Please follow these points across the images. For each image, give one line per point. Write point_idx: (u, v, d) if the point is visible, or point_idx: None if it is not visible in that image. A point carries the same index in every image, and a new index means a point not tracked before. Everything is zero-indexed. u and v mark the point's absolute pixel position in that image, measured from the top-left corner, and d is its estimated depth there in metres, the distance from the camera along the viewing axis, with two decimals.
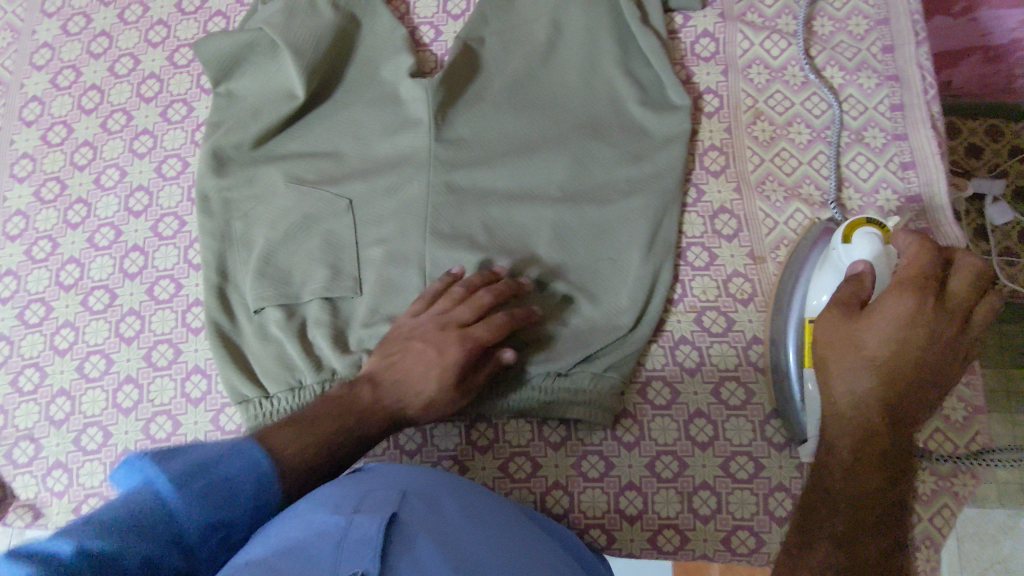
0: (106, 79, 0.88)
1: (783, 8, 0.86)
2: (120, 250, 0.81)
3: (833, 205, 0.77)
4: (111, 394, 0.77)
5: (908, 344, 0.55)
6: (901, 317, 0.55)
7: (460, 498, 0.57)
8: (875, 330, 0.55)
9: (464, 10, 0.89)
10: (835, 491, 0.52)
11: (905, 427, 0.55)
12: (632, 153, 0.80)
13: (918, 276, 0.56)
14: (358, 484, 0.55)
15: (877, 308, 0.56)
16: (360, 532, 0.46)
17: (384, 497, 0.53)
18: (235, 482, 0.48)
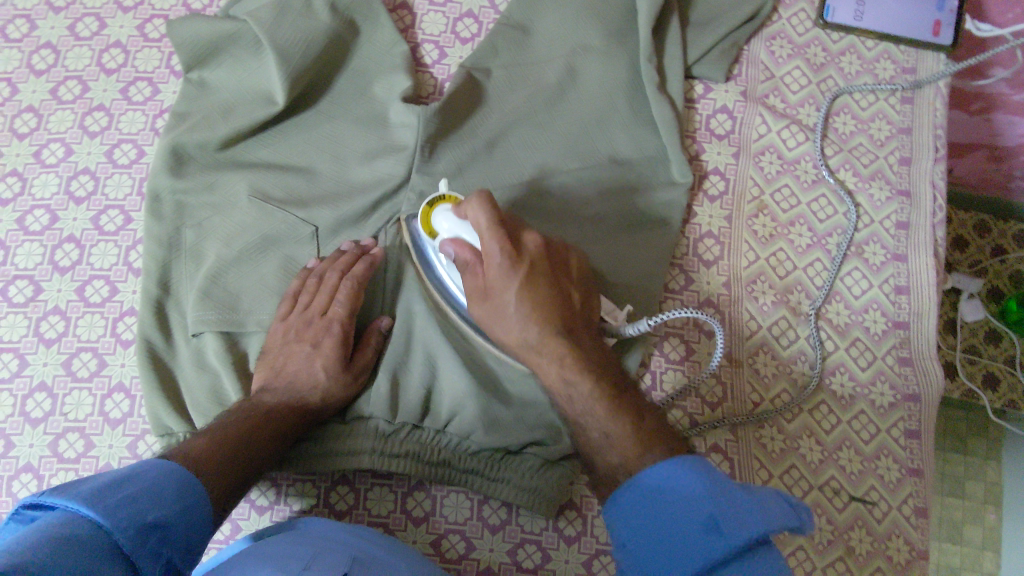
0: (64, 38, 0.78)
1: (808, 95, 0.81)
2: (52, 239, 0.73)
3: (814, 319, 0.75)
4: (21, 399, 0.70)
5: (535, 267, 0.60)
6: (504, 294, 0.59)
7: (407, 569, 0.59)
8: (511, 298, 0.59)
9: (474, 34, 0.81)
10: (605, 415, 0.56)
11: (607, 362, 0.60)
12: (624, 224, 0.75)
13: (483, 228, 0.60)
14: (307, 550, 0.56)
15: (491, 278, 0.60)
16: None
17: (332, 561, 0.55)
18: (155, 517, 0.48)
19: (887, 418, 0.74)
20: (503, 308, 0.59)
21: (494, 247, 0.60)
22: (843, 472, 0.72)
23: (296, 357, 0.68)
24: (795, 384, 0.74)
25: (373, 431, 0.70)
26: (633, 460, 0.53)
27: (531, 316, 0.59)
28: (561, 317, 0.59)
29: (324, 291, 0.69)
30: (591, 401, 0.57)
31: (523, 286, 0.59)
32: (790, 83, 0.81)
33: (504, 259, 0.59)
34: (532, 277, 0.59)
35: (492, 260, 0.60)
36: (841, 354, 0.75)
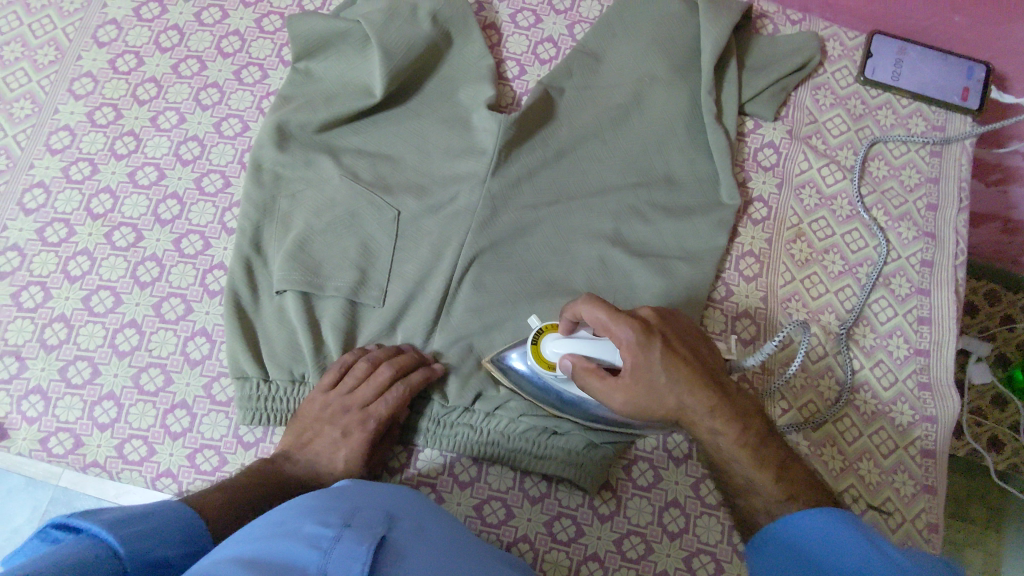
0: (190, 23, 0.88)
1: (847, 140, 0.89)
2: (158, 194, 0.81)
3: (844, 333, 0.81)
4: (111, 333, 0.76)
5: (669, 341, 0.59)
6: (642, 371, 0.59)
7: (443, 533, 0.57)
8: (657, 374, 0.58)
9: (552, 57, 0.90)
10: (750, 460, 0.58)
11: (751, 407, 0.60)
12: (672, 237, 0.84)
13: (605, 320, 0.60)
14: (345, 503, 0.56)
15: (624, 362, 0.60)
16: (353, 541, 0.47)
17: (368, 515, 0.54)
18: (163, 555, 0.51)
19: (905, 436, 0.79)
20: (650, 383, 0.58)
21: (625, 333, 0.58)
22: (861, 481, 0.77)
23: (322, 437, 0.72)
24: (821, 396, 0.80)
25: (429, 412, 0.77)
26: (775, 502, 0.57)
27: (687, 382, 0.58)
28: (706, 379, 0.58)
29: (371, 385, 0.72)
30: (740, 447, 0.58)
31: (666, 360, 0.58)
32: (831, 128, 0.90)
33: (636, 341, 0.58)
34: (667, 344, 0.59)
35: (626, 345, 0.59)
36: (864, 374, 0.81)
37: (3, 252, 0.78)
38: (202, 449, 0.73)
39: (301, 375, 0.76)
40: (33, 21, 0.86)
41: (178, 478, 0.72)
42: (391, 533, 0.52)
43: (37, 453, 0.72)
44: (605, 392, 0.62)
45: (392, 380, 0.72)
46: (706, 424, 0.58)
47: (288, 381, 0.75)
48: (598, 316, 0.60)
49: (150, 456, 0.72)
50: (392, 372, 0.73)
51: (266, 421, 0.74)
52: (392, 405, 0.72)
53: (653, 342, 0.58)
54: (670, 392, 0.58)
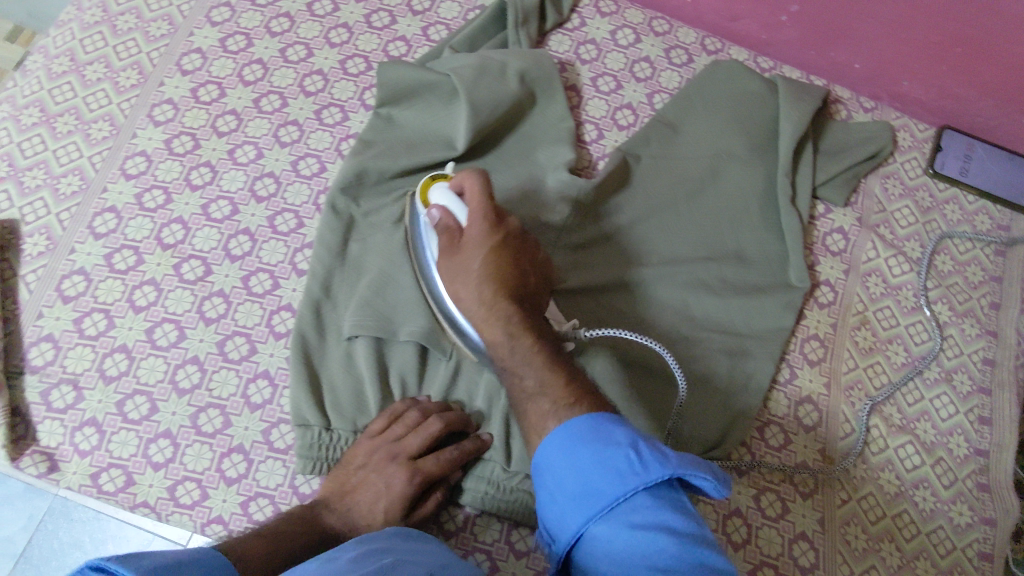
0: (274, 59, 0.88)
1: (914, 232, 0.90)
2: (230, 229, 0.80)
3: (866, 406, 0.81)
4: (172, 369, 0.74)
5: (510, 240, 0.67)
6: (468, 248, 0.66)
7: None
8: (481, 255, 0.66)
9: (631, 123, 0.91)
10: (552, 373, 0.60)
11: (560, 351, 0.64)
12: (742, 313, 0.83)
13: (473, 201, 0.68)
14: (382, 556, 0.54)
15: (465, 240, 0.67)
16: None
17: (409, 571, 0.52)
18: None
19: (962, 536, 0.78)
20: (467, 265, 0.66)
21: (477, 217, 0.67)
22: None
23: (364, 487, 0.68)
24: (880, 489, 0.79)
25: (489, 475, 0.73)
26: (559, 409, 0.57)
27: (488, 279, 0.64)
28: (511, 286, 0.65)
29: (421, 434, 0.70)
30: (530, 351, 0.61)
31: (482, 251, 0.66)
32: (899, 219, 0.90)
33: (483, 225, 0.67)
34: (502, 246, 0.67)
35: (472, 227, 0.67)
36: (925, 470, 0.80)
37: (69, 276, 0.76)
38: (256, 497, 0.70)
39: (363, 427, 0.73)
40: (118, 43, 0.87)
41: (229, 526, 0.69)
42: None
43: (86, 489, 0.69)
44: (441, 261, 0.69)
45: (441, 436, 0.70)
46: (499, 332, 0.63)
47: (350, 431, 0.73)
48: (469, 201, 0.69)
49: (201, 501, 0.69)
50: (446, 428, 0.71)
51: (323, 471, 0.72)
52: (442, 458, 0.70)
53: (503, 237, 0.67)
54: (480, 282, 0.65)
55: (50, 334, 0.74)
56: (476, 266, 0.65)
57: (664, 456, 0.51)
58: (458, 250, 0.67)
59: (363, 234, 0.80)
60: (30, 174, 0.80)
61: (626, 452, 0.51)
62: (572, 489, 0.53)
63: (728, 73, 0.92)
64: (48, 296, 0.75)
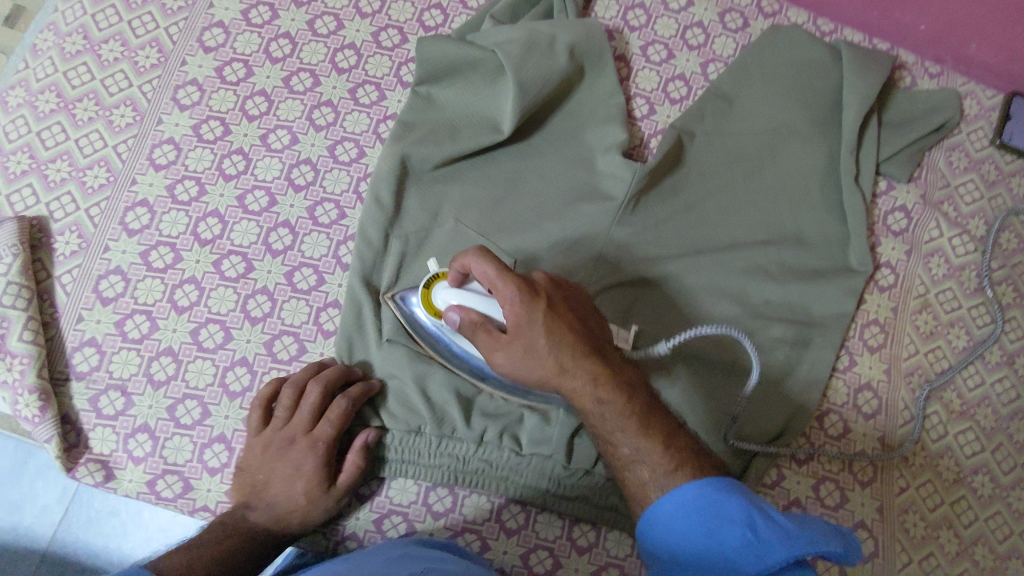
0: (302, 32, 0.82)
1: (978, 209, 0.86)
2: (269, 221, 0.76)
3: (923, 391, 0.80)
4: (220, 371, 0.71)
5: (553, 304, 0.58)
6: (520, 335, 0.57)
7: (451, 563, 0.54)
8: (536, 340, 0.57)
9: (684, 96, 0.87)
10: (636, 432, 0.55)
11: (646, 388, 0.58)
12: (800, 300, 0.80)
13: (494, 278, 0.58)
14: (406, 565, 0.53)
15: (512, 325, 0.58)
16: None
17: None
18: None
19: (1020, 522, 0.77)
20: (529, 346, 0.57)
21: (509, 292, 0.57)
22: (976, 567, 0.75)
23: (274, 477, 0.65)
24: (939, 476, 0.78)
25: (548, 470, 0.71)
26: (663, 476, 0.53)
27: (561, 350, 0.56)
28: (585, 344, 0.57)
29: (304, 408, 0.67)
30: (624, 416, 0.55)
31: (532, 327, 0.57)
32: (963, 194, 0.87)
33: (521, 305, 0.57)
34: (551, 309, 0.58)
35: (509, 305, 0.58)
36: (986, 456, 0.79)
37: (106, 276, 0.73)
38: None
39: (417, 426, 0.70)
40: (133, 18, 0.81)
41: None
42: None
43: (144, 496, 0.68)
44: (494, 354, 0.59)
45: (322, 399, 0.67)
46: (588, 394, 0.56)
47: (405, 431, 0.70)
48: (485, 278, 0.59)
49: None
50: (325, 390, 0.67)
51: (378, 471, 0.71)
52: (361, 445, 0.67)
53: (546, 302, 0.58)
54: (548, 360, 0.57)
55: (93, 338, 0.71)
56: (544, 347, 0.56)
57: (785, 531, 0.46)
58: (509, 339, 0.58)
59: (408, 224, 0.75)
60: (54, 166, 0.76)
61: (740, 529, 0.47)
62: (680, 571, 0.48)
63: (789, 39, 0.86)
64: (87, 298, 0.72)
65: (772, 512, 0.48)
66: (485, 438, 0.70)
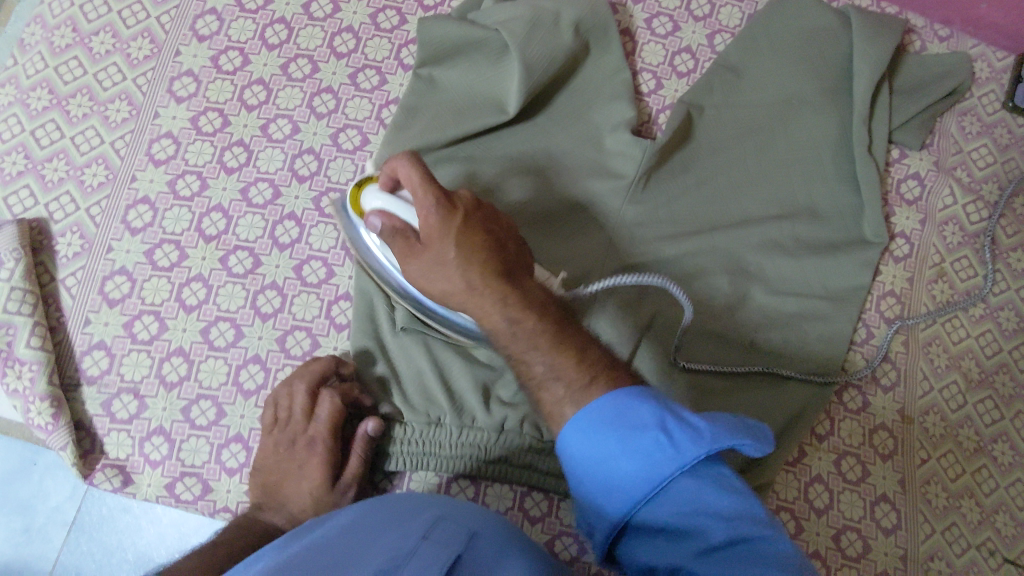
0: (298, 16, 0.79)
1: (992, 174, 0.85)
2: (275, 214, 0.74)
3: (895, 324, 0.79)
4: (234, 370, 0.70)
5: (472, 218, 0.56)
6: (435, 247, 0.55)
7: (432, 511, 0.53)
8: (448, 251, 0.54)
9: (691, 69, 0.85)
10: None
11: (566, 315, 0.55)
12: (816, 274, 0.79)
13: (415, 185, 0.56)
14: (420, 513, 0.52)
15: (427, 237, 0.56)
16: (416, 570, 0.43)
17: (452, 530, 0.49)
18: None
19: None
20: (441, 260, 0.54)
21: (428, 205, 0.56)
22: (998, 534, 0.75)
23: (285, 479, 0.65)
24: (960, 446, 0.78)
25: None
26: (577, 390, 0.49)
27: (472, 267, 0.54)
28: (499, 265, 0.54)
29: (302, 407, 0.66)
30: (534, 336, 0.51)
31: (452, 242, 0.54)
32: (977, 160, 0.86)
33: (437, 215, 0.55)
34: (468, 228, 0.55)
35: (426, 219, 0.56)
36: (1005, 424, 0.79)
37: (111, 277, 0.71)
38: None
39: (437, 417, 0.69)
40: (123, 8, 0.78)
41: None
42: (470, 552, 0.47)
43: (164, 500, 0.67)
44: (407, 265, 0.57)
45: (309, 397, 0.66)
46: (495, 313, 0.53)
47: (423, 423, 0.69)
48: (410, 185, 0.56)
49: None
50: (309, 387, 0.66)
51: (397, 465, 0.70)
52: (363, 435, 0.66)
53: (467, 221, 0.55)
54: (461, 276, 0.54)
55: (102, 341, 0.70)
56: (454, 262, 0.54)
57: (694, 433, 0.45)
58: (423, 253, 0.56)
59: None
60: (51, 166, 0.74)
61: (654, 435, 0.45)
62: (593, 483, 0.47)
63: (797, 6, 0.84)
64: (93, 300, 0.71)
65: (683, 414, 0.46)
66: (506, 426, 0.69)
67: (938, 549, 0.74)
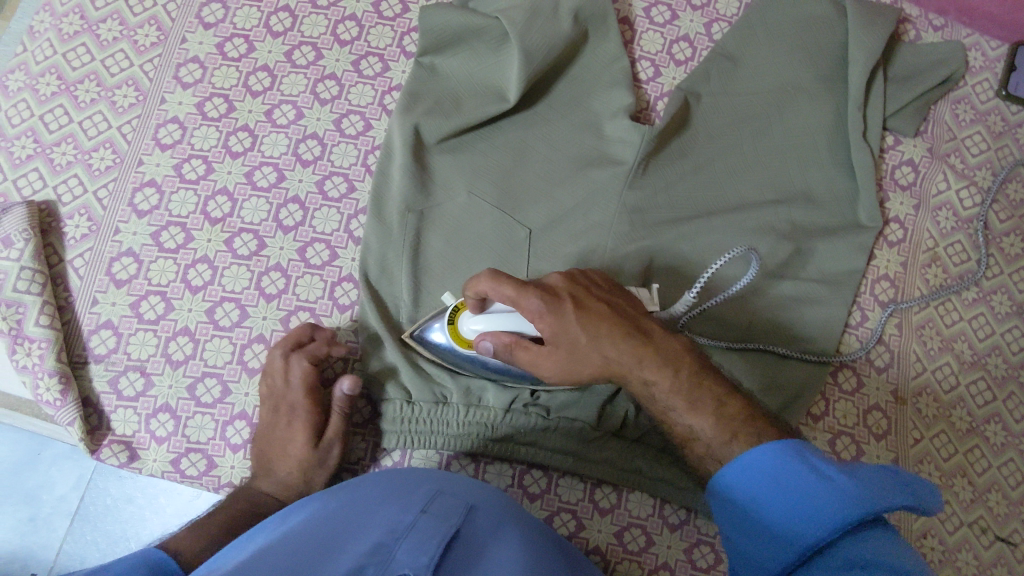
0: (302, 5, 0.81)
1: (985, 160, 0.86)
2: (279, 197, 0.75)
3: (889, 307, 0.81)
4: (238, 349, 0.72)
5: (580, 301, 0.57)
6: (558, 340, 0.56)
7: (431, 484, 0.54)
8: (576, 335, 0.55)
9: (688, 58, 0.86)
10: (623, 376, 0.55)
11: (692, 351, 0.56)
12: (812, 257, 0.80)
13: (509, 299, 0.56)
14: (418, 490, 0.53)
15: (547, 334, 0.56)
16: (418, 540, 0.43)
17: (451, 505, 0.50)
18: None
19: None
20: (571, 346, 0.56)
21: (533, 304, 0.56)
22: (990, 513, 0.77)
23: (272, 447, 0.67)
24: (953, 427, 0.79)
25: (575, 434, 0.71)
26: (720, 446, 0.50)
27: (610, 341, 0.55)
28: (624, 328, 0.56)
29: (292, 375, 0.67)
30: (694, 388, 0.53)
31: (570, 326, 0.56)
32: (970, 146, 0.87)
33: (546, 314, 0.56)
34: (580, 305, 0.56)
35: (536, 317, 0.56)
36: (997, 405, 0.80)
37: (118, 258, 0.73)
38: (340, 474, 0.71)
39: (444, 396, 0.71)
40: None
41: None
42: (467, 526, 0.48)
43: (169, 475, 0.69)
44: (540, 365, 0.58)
45: (283, 365, 0.67)
46: (637, 375, 0.54)
47: (430, 401, 0.70)
48: (497, 294, 0.57)
49: None
50: (282, 355, 0.67)
51: (402, 442, 0.71)
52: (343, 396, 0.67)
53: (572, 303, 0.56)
54: (594, 353, 0.55)
55: (109, 320, 0.71)
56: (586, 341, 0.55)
57: (834, 484, 0.43)
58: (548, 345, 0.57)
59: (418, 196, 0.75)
60: (59, 150, 0.75)
61: (799, 490, 0.44)
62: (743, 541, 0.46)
63: None
64: (101, 281, 0.72)
65: (827, 467, 0.44)
66: (513, 405, 0.71)
67: (930, 527, 0.76)
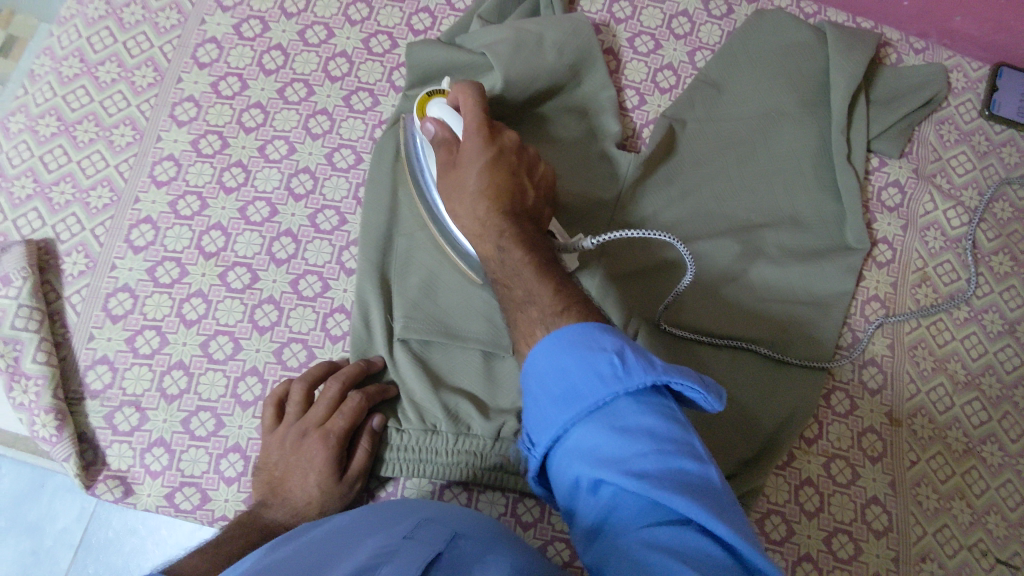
0: (294, 43, 0.83)
1: (972, 179, 0.87)
2: (271, 231, 0.77)
3: (874, 323, 0.81)
4: (232, 382, 0.72)
5: (502, 151, 0.67)
6: (466, 162, 0.66)
7: (420, 514, 0.55)
8: (472, 171, 0.66)
9: (673, 85, 0.88)
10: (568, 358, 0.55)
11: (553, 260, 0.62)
12: (799, 281, 0.80)
13: (470, 127, 0.67)
14: (406, 517, 0.54)
15: (463, 152, 0.67)
16: (393, 563, 0.45)
17: (436, 532, 0.51)
18: None
19: None
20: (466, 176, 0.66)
21: (472, 130, 0.66)
22: (990, 535, 0.76)
23: (290, 472, 0.66)
24: (948, 448, 0.79)
25: None
26: (548, 315, 0.52)
27: (487, 197, 0.65)
28: (509, 200, 0.65)
29: (322, 402, 0.68)
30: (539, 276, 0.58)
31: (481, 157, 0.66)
32: (956, 167, 0.88)
33: (478, 138, 0.66)
34: (497, 159, 0.66)
35: (469, 142, 0.67)
36: (993, 425, 0.80)
37: (115, 294, 0.74)
38: None
39: (433, 424, 0.71)
40: (127, 38, 0.82)
41: None
42: (455, 549, 0.48)
43: (164, 510, 0.69)
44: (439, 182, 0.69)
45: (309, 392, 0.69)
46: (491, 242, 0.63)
47: (421, 429, 0.71)
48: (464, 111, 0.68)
49: None
50: (312, 379, 0.69)
51: (393, 471, 0.71)
52: (369, 429, 0.69)
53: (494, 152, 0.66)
54: (475, 201, 0.65)
55: (105, 356, 0.72)
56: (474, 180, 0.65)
57: (645, 364, 0.44)
58: (455, 163, 0.67)
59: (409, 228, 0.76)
60: (58, 189, 0.77)
61: (605, 357, 0.45)
62: (547, 400, 0.46)
63: (773, 23, 0.87)
64: (97, 317, 0.73)
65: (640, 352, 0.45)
66: (502, 433, 0.71)
67: (930, 550, 0.75)
